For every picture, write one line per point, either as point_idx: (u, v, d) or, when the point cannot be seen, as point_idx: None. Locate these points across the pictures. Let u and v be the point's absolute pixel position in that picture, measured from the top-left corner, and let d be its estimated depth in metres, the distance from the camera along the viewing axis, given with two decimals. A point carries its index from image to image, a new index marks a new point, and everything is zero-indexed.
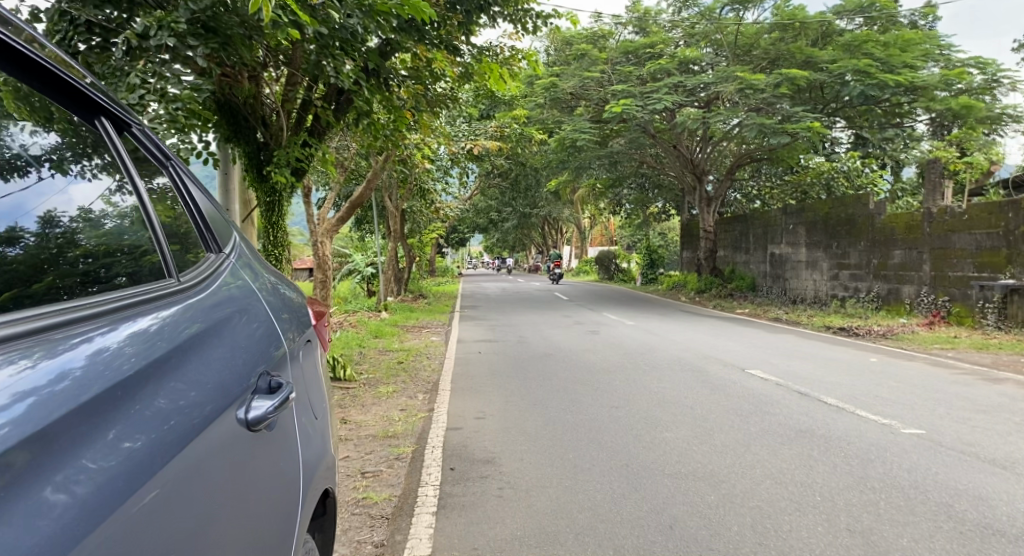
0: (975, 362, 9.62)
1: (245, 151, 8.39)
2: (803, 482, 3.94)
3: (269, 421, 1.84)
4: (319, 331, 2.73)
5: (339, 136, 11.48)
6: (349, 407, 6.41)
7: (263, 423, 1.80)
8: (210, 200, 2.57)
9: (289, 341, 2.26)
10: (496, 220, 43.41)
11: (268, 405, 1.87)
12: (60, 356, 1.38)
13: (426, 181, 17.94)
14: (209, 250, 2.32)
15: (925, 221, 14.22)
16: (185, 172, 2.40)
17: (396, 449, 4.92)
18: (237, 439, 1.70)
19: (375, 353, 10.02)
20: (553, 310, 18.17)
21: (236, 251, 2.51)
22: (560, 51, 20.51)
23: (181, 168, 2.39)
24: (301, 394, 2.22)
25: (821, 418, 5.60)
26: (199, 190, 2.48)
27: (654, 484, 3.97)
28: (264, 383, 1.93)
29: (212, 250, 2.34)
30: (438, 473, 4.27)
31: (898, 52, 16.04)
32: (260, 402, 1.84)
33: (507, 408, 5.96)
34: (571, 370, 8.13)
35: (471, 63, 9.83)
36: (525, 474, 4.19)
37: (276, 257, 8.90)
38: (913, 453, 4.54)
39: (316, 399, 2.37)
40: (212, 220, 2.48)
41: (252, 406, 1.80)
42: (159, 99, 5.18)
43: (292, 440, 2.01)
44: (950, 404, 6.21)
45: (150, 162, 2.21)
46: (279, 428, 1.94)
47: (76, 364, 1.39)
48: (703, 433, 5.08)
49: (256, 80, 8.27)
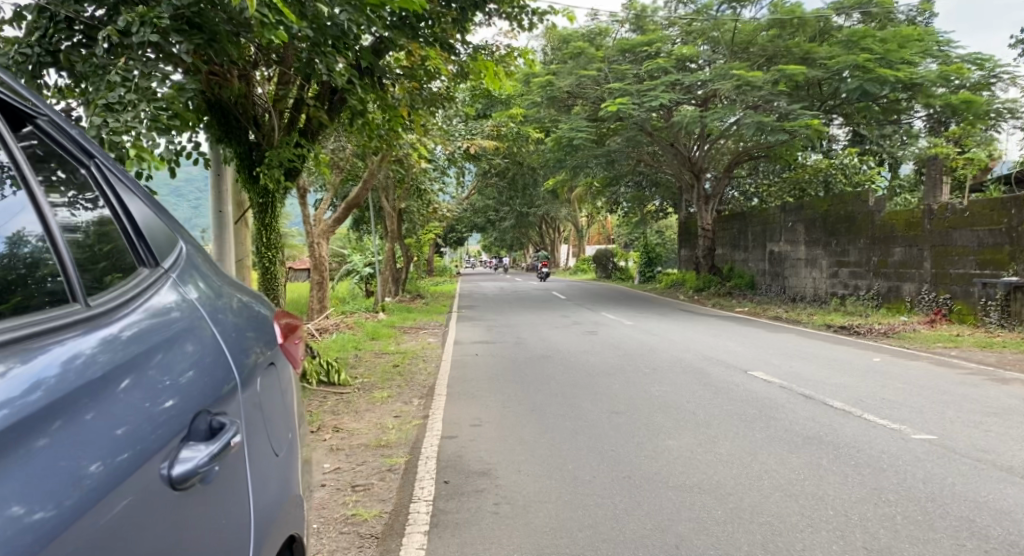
0: (980, 361, 9.45)
1: (237, 152, 8.11)
2: (814, 495, 3.78)
3: (202, 476, 1.50)
4: (290, 348, 2.44)
5: (333, 136, 11.31)
6: (342, 414, 6.23)
7: (192, 480, 1.46)
8: (152, 201, 2.20)
9: (255, 353, 2.09)
10: (493, 219, 43.27)
11: (202, 456, 1.52)
12: (35, 363, 1.32)
13: (422, 180, 17.75)
14: (145, 262, 1.93)
15: (925, 218, 14.03)
16: (111, 169, 2.01)
17: (390, 460, 4.72)
18: (154, 500, 1.37)
19: (370, 356, 9.82)
20: (550, 310, 18.02)
21: (185, 258, 2.15)
22: (555, 49, 20.33)
23: (106, 164, 1.98)
24: (257, 427, 1.90)
25: (828, 423, 5.43)
26: (134, 189, 2.09)
27: (657, 499, 3.80)
28: (201, 425, 1.59)
29: (150, 261, 1.95)
30: (431, 487, 4.08)
31: (897, 48, 15.84)
32: (188, 451, 1.49)
33: (505, 415, 5.79)
34: (570, 373, 7.96)
35: (466, 60, 9.58)
36: (523, 488, 4.01)
37: (270, 259, 8.63)
38: (926, 461, 4.37)
39: (278, 434, 2.05)
40: (153, 225, 2.09)
41: (179, 460, 1.46)
42: (141, 98, 4.80)
43: (263, 463, 1.86)
44: (959, 407, 6.04)
45: (66, 161, 1.81)
46: (221, 478, 1.60)
47: (51, 370, 1.33)
48: (707, 441, 4.91)
49: (247, 79, 7.99)
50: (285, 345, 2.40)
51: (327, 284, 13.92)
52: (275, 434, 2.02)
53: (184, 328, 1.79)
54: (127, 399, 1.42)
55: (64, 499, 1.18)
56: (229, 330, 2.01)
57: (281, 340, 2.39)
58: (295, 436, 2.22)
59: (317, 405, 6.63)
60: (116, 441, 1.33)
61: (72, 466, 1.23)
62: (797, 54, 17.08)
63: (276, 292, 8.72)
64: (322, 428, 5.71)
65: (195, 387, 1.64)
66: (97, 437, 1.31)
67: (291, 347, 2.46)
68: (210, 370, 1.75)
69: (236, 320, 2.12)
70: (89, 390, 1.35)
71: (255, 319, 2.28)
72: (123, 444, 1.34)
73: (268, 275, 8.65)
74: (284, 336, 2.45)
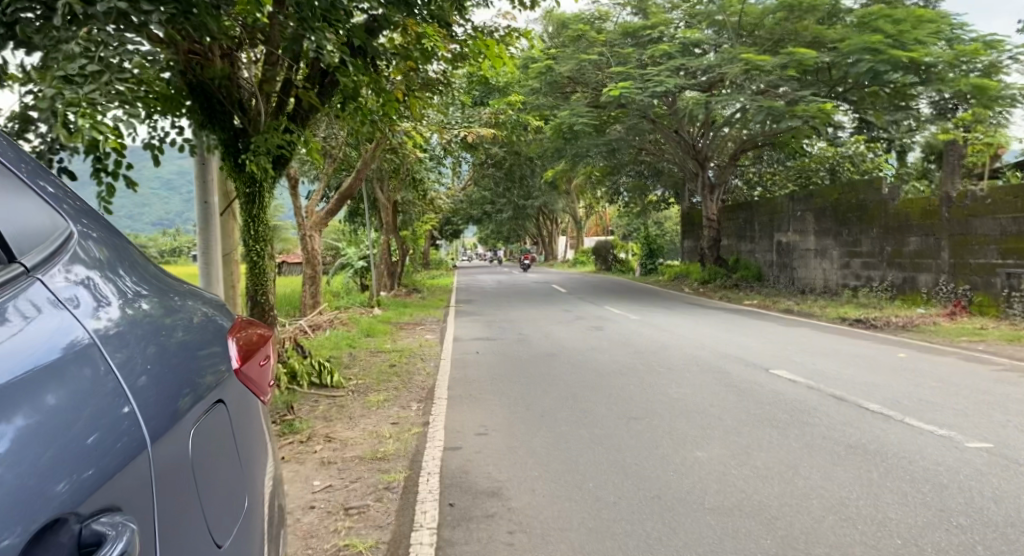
0: (1009, 356, 8.99)
1: (222, 138, 7.60)
2: (873, 520, 3.32)
3: None
4: (253, 372, 1.95)
5: (324, 122, 10.80)
6: (335, 421, 5.73)
7: None
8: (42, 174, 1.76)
9: (206, 385, 1.66)
10: (491, 212, 42.69)
11: None
12: None
13: (418, 170, 17.22)
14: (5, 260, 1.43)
15: (942, 206, 13.52)
16: None
17: (388, 476, 4.23)
18: None
19: (367, 355, 9.33)
20: (553, 304, 17.50)
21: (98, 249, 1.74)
22: (555, 34, 19.75)
23: None
24: (195, 502, 1.47)
25: (869, 427, 4.96)
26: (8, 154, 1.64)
27: (695, 524, 3.35)
28: (62, 543, 1.13)
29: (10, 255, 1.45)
30: (435, 512, 3.60)
31: (908, 29, 15.30)
32: None
33: (513, 422, 5.30)
34: (580, 373, 7.47)
35: (468, 41, 9.01)
36: (540, 511, 3.57)
37: (258, 252, 8.10)
38: (989, 475, 3.89)
39: (227, 506, 1.61)
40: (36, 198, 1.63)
41: None
42: (101, 70, 4.29)
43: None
44: (1006, 410, 5.58)
45: None
46: None
47: None
48: (738, 452, 4.44)
49: (230, 59, 7.47)
50: (242, 370, 1.90)
51: (322, 278, 13.44)
52: (218, 508, 1.56)
53: (126, 346, 1.50)
54: (89, 401, 1.32)
55: (20, 526, 1.08)
56: (167, 355, 1.60)
57: (239, 367, 1.89)
58: (252, 504, 1.76)
59: (309, 411, 6.16)
60: (77, 458, 1.22)
61: (24, 492, 1.12)
62: (805, 36, 16.53)
63: (265, 288, 8.20)
64: (313, 438, 5.24)
65: (148, 399, 1.44)
66: (60, 449, 1.21)
67: (251, 366, 1.95)
68: (154, 393, 1.46)
69: (186, 339, 1.72)
70: (27, 390, 1.23)
71: (218, 334, 1.88)
72: (80, 463, 1.22)
73: (257, 270, 8.13)
74: (242, 357, 1.93)
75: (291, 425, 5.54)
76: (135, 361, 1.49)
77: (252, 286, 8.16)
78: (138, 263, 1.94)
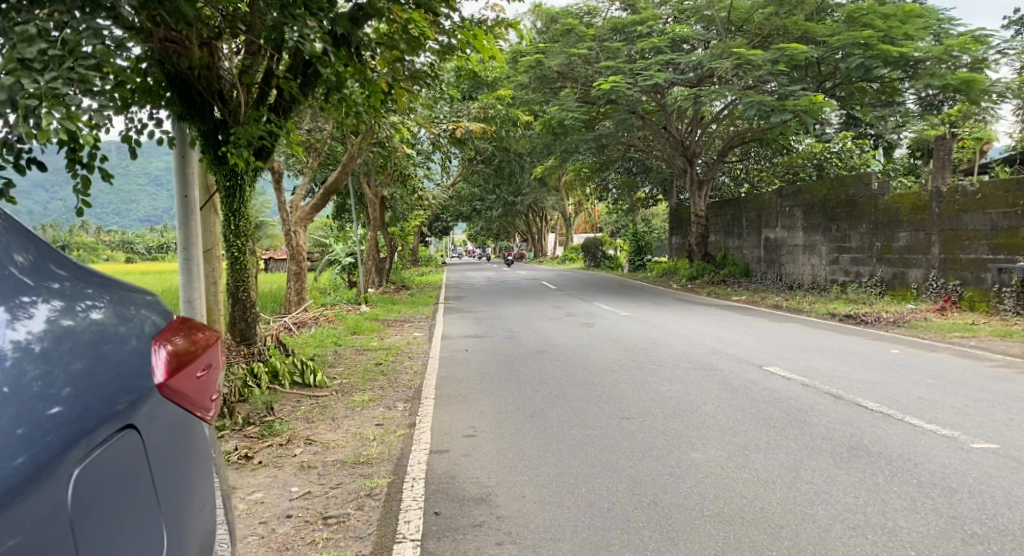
0: (1003, 352, 8.89)
1: (202, 130, 7.35)
2: (882, 528, 3.15)
3: None
4: (194, 390, 1.95)
5: (307, 115, 10.54)
6: (316, 423, 5.52)
7: None
8: None
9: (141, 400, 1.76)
10: (479, 208, 42.40)
11: None
12: None
13: (405, 165, 16.95)
14: None
15: (933, 202, 13.43)
16: None
17: (370, 482, 4.03)
18: None
19: (352, 352, 9.10)
20: (541, 300, 17.30)
21: (48, 263, 1.87)
22: (543, 28, 19.48)
23: None
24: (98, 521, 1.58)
25: (869, 427, 4.81)
26: None
27: (696, 532, 3.18)
28: None
29: None
30: (419, 521, 3.40)
31: (898, 23, 15.20)
32: None
33: (502, 422, 5.12)
34: (569, 371, 7.30)
35: (456, 33, 8.78)
36: (532, 519, 3.38)
37: (238, 246, 7.85)
38: (999, 478, 3.73)
39: (147, 522, 1.70)
40: None
41: None
42: (63, 54, 4.01)
43: None
44: (1007, 407, 5.45)
45: None
46: None
47: None
48: (736, 453, 4.27)
49: (210, 48, 7.24)
50: (170, 384, 1.88)
51: (306, 274, 13.17)
52: (134, 527, 1.66)
53: (53, 363, 1.65)
54: (12, 406, 1.54)
55: None
56: (96, 367, 1.71)
57: (176, 384, 1.89)
58: (188, 520, 1.84)
59: (290, 412, 5.94)
60: None
61: None
62: (795, 30, 16.37)
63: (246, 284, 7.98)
64: (293, 440, 5.03)
65: (74, 406, 1.61)
66: None
67: (185, 376, 1.93)
68: (71, 413, 1.59)
69: (137, 347, 1.84)
70: None
71: (170, 339, 1.97)
72: None
73: (237, 266, 7.90)
74: (188, 371, 1.95)
75: (271, 427, 5.34)
76: (56, 375, 1.63)
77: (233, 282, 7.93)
78: (102, 277, 2.09)
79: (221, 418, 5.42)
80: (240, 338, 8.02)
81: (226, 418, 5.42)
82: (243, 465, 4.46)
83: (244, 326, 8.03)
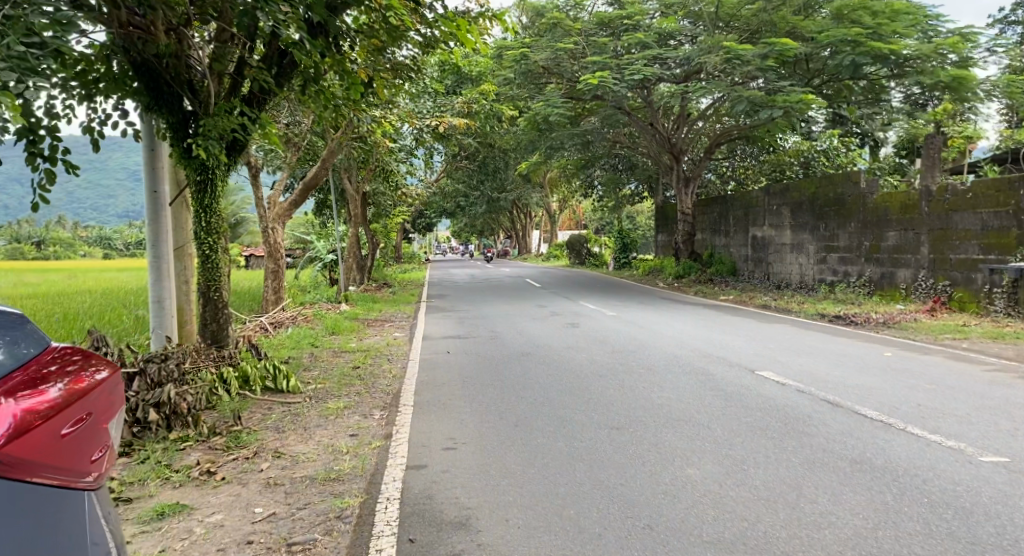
0: (997, 355, 8.70)
1: (170, 122, 7.01)
2: None
3: None
4: (67, 442, 2.03)
5: (283, 107, 10.16)
6: (287, 434, 5.21)
7: None
8: None
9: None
10: (463, 205, 41.99)
11: None
12: None
13: (387, 161, 16.59)
14: None
15: (922, 201, 13.27)
16: None
17: (341, 501, 3.74)
18: None
19: (329, 354, 8.77)
20: (525, 299, 17.00)
21: None
22: (529, 22, 19.16)
23: None
24: None
25: (871, 438, 4.56)
26: None
27: None
28: None
29: None
30: (391, 550, 3.14)
31: (887, 21, 15.03)
32: None
33: (485, 433, 4.84)
34: (555, 376, 7.02)
35: (438, 24, 8.43)
36: (516, 548, 3.11)
37: (211, 245, 7.34)
38: (1017, 497, 3.48)
39: None
40: None
41: None
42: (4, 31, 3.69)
43: None
44: (1011, 416, 5.22)
45: None
46: None
47: None
48: (734, 469, 4.00)
49: (177, 35, 6.86)
50: (16, 447, 1.91)
51: (285, 272, 12.80)
52: None
53: None
54: None
55: None
56: None
57: (37, 438, 1.95)
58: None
59: (260, 421, 5.61)
60: None
61: None
62: (783, 26, 16.15)
63: (218, 283, 7.48)
64: (260, 453, 4.71)
65: None
66: None
67: (43, 435, 1.97)
68: None
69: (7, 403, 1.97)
70: None
71: (48, 390, 2.07)
72: None
73: (208, 264, 7.38)
74: (60, 423, 2.02)
75: (237, 438, 5.10)
76: None
77: (204, 281, 7.42)
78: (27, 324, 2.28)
79: (185, 429, 5.18)
80: (211, 340, 7.52)
81: (191, 429, 5.19)
82: (204, 481, 4.15)
83: (216, 328, 7.53)
